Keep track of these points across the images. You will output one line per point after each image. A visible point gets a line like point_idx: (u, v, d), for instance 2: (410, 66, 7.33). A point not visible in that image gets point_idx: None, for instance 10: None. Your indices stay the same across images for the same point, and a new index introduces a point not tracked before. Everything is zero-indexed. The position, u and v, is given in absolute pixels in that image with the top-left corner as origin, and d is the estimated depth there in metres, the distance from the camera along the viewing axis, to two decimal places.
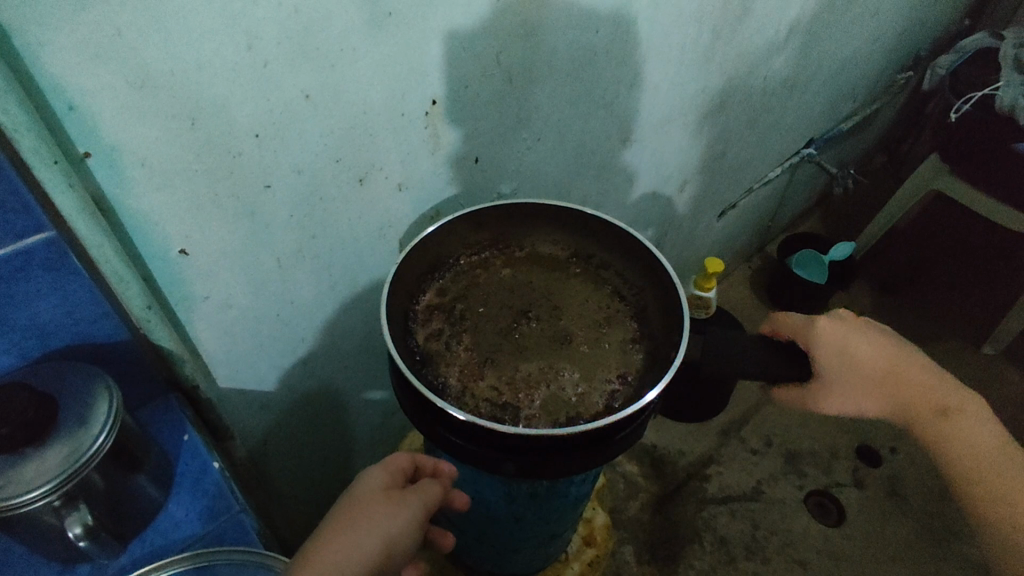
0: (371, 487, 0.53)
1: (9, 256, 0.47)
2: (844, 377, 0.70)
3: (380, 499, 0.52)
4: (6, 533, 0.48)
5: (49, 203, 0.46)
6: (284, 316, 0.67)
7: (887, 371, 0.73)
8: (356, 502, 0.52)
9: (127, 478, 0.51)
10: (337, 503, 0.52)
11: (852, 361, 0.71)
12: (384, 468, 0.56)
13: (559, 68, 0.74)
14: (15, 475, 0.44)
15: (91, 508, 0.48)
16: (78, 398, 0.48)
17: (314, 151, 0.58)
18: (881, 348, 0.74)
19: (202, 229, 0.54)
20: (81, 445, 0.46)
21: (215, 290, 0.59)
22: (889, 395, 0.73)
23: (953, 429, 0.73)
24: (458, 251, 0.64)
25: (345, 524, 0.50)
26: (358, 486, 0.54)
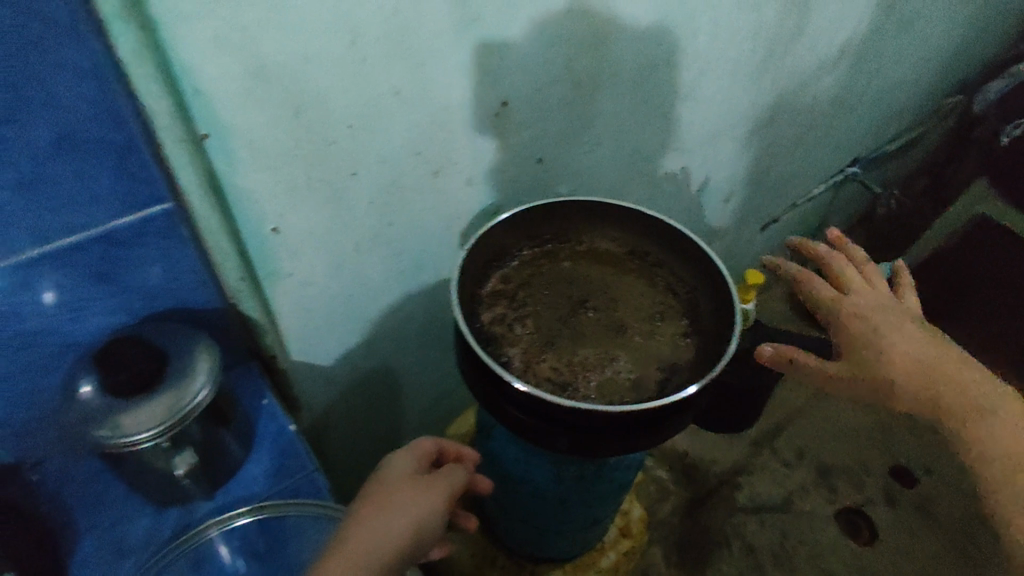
0: (397, 473, 0.57)
1: (131, 223, 0.51)
2: (898, 331, 0.64)
3: (407, 482, 0.56)
4: (115, 471, 0.53)
5: (172, 177, 0.51)
6: (355, 296, 0.72)
7: (965, 360, 0.64)
8: (384, 487, 0.56)
9: (217, 431, 0.56)
10: (365, 489, 0.56)
11: (911, 317, 0.67)
12: (408, 455, 0.60)
13: (621, 78, 0.78)
14: (125, 419, 0.49)
15: (192, 453, 0.53)
16: (180, 355, 0.53)
17: (397, 143, 0.63)
18: (959, 339, 0.67)
19: (293, 210, 0.59)
20: (183, 399, 0.51)
21: (298, 267, 0.64)
22: (978, 417, 0.61)
23: (981, 430, 0.60)
24: (522, 242, 0.68)
25: (376, 506, 0.53)
26: (385, 472, 0.58)
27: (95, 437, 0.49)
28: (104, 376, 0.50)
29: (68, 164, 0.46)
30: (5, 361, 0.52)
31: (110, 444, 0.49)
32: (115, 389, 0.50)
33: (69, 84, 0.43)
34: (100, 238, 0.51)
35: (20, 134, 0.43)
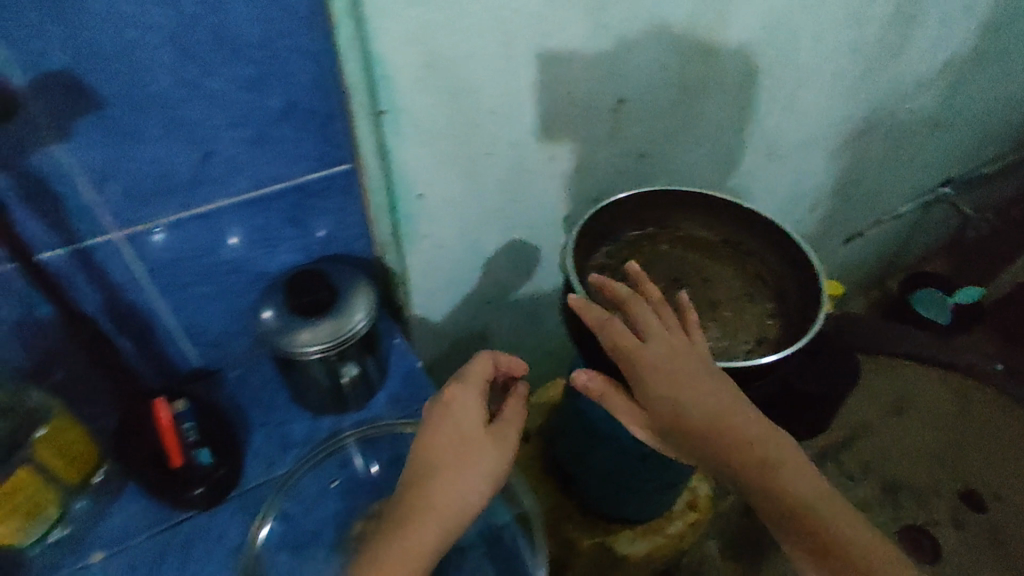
0: (466, 428, 0.56)
1: (321, 178, 0.62)
2: (684, 378, 0.56)
3: (480, 439, 0.56)
4: (286, 379, 0.65)
5: (354, 145, 0.62)
6: (473, 262, 0.82)
7: (725, 428, 0.55)
8: (458, 445, 0.55)
9: (370, 357, 0.67)
10: (430, 446, 0.55)
11: (646, 382, 0.56)
12: (472, 400, 0.57)
13: (724, 84, 0.85)
14: (299, 332, 0.60)
15: (355, 365, 0.65)
16: (344, 288, 0.64)
17: (525, 128, 0.72)
18: (707, 391, 0.55)
19: (437, 180, 0.70)
20: (348, 323, 0.62)
21: (433, 231, 0.75)
22: (772, 481, 0.55)
23: (776, 479, 0.55)
24: (625, 225, 0.75)
25: (452, 470, 0.54)
26: (451, 425, 0.56)
27: (275, 343, 0.60)
28: (291, 298, 0.62)
29: (287, 128, 0.56)
30: (213, 285, 0.62)
31: (292, 353, 0.60)
32: (297, 308, 0.61)
33: (302, 64, 0.53)
34: (295, 189, 0.61)
35: (260, 102, 0.53)
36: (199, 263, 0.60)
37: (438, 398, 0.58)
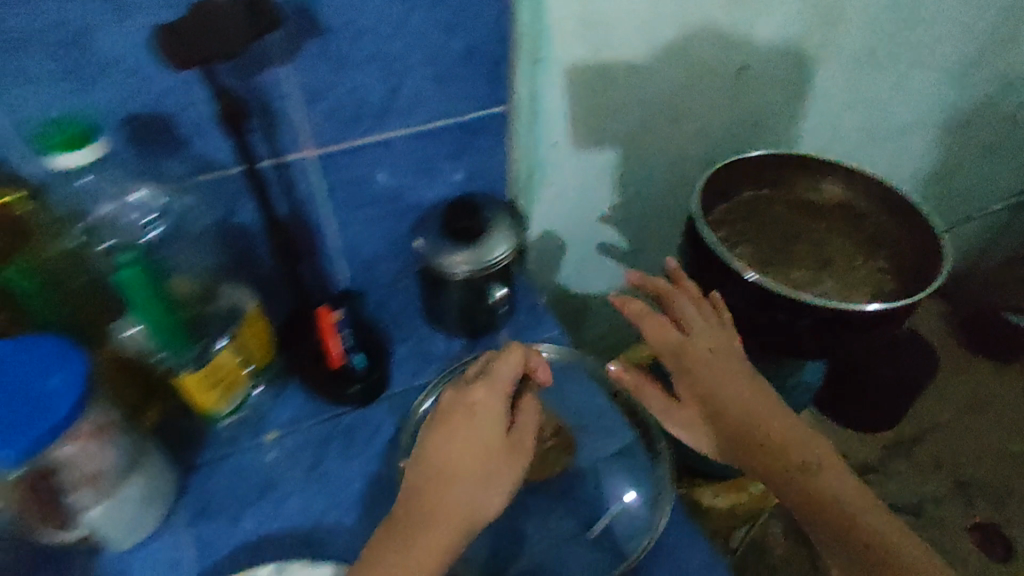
0: (492, 432, 0.54)
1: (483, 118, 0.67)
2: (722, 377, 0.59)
3: (501, 443, 0.54)
4: (432, 301, 0.72)
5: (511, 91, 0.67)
6: (586, 216, 0.88)
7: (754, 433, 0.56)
8: (480, 449, 0.53)
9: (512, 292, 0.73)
10: (454, 444, 0.53)
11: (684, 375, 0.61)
12: (496, 402, 0.55)
13: (841, 59, 0.88)
14: (441, 256, 0.66)
15: (501, 289, 0.70)
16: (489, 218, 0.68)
17: (655, 88, 0.77)
18: (739, 387, 0.59)
19: (570, 131, 0.75)
20: (491, 254, 0.66)
21: (558, 180, 0.80)
22: (813, 485, 0.53)
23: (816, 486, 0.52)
24: (743, 184, 0.79)
25: (474, 475, 0.52)
26: (475, 427, 0.54)
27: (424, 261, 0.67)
28: (446, 223, 0.68)
29: (465, 69, 0.62)
30: (376, 209, 0.69)
31: (443, 270, 0.66)
32: (445, 234, 0.67)
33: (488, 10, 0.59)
34: (459, 126, 0.66)
35: (447, 41, 0.59)
36: (369, 186, 0.66)
37: (458, 395, 0.56)
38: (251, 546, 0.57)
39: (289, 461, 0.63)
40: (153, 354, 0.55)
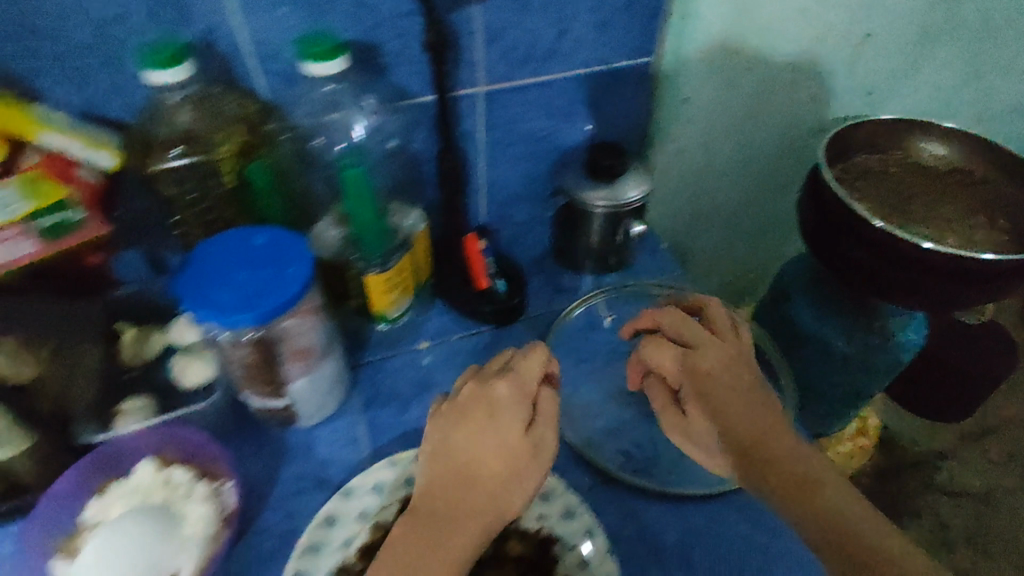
0: (509, 437, 0.51)
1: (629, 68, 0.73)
2: (731, 396, 0.55)
3: (522, 448, 0.51)
4: (567, 238, 0.78)
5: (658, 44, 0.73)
6: (703, 177, 0.91)
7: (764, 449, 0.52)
8: (496, 453, 0.50)
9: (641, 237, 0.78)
10: (467, 449, 0.51)
11: (692, 389, 0.56)
12: (519, 403, 0.52)
13: (962, 33, 0.90)
14: (576, 191, 0.73)
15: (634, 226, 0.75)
16: (621, 157, 0.74)
17: (782, 50, 0.81)
18: (748, 403, 0.55)
19: (701, 87, 0.80)
20: (623, 194, 0.72)
21: (682, 137, 0.85)
22: (810, 498, 0.49)
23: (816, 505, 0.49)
24: (861, 146, 0.83)
25: (492, 479, 0.50)
26: (490, 432, 0.51)
27: (565, 194, 0.75)
28: (586, 161, 0.74)
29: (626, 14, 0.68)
30: (525, 148, 0.76)
31: (580, 199, 0.73)
32: (587, 170, 0.74)
33: None
34: (609, 75, 0.72)
35: None
36: (523, 126, 0.73)
37: (479, 390, 0.53)
38: (416, 435, 0.65)
39: (443, 366, 0.71)
40: (354, 253, 0.63)
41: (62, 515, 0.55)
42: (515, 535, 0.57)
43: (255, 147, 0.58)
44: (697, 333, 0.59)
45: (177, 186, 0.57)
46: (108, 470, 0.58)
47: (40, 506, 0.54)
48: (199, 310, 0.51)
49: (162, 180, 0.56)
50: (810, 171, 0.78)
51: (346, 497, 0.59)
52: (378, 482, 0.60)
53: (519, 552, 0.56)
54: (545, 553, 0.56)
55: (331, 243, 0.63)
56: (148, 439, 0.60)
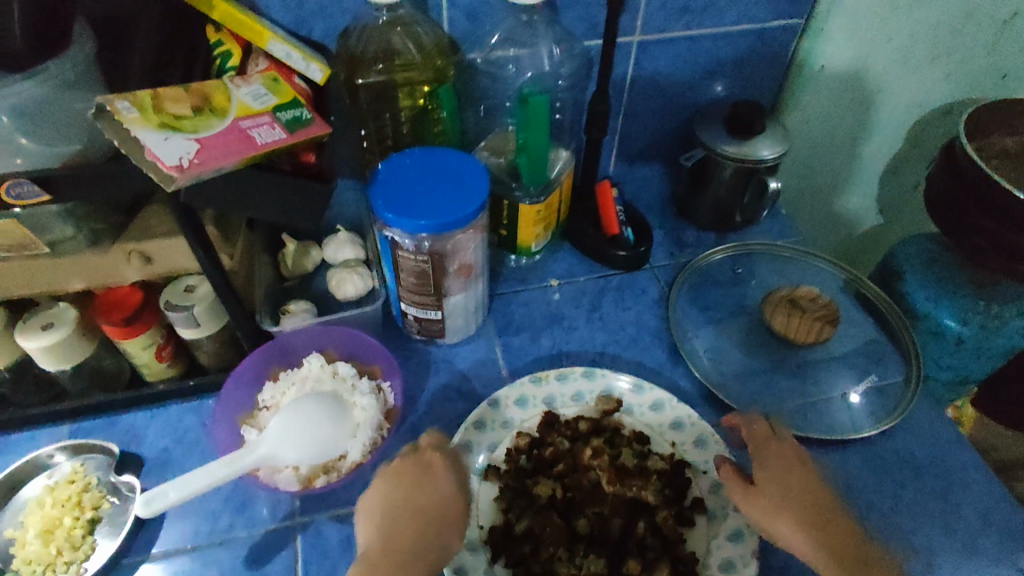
0: (432, 494, 0.53)
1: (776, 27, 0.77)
2: (796, 476, 0.55)
3: (442, 505, 0.53)
4: (694, 195, 0.80)
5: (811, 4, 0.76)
6: (824, 150, 0.89)
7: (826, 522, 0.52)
8: (422, 506, 0.52)
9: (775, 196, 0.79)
10: (393, 502, 0.52)
11: (773, 462, 0.56)
12: (455, 474, 0.55)
13: None
14: (711, 145, 0.74)
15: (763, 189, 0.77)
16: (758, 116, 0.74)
17: (924, 20, 0.75)
18: (809, 484, 0.55)
19: (838, 55, 0.79)
20: (757, 151, 0.73)
21: (810, 105, 0.85)
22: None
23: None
24: (1004, 128, 0.79)
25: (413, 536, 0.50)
26: (420, 488, 0.53)
27: (699, 149, 0.76)
28: (726, 118, 0.75)
29: None
30: (663, 99, 0.79)
31: (711, 149, 0.74)
32: (726, 127, 0.75)
33: None
34: (756, 33, 0.76)
35: None
36: (667, 77, 0.77)
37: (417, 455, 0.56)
38: (549, 359, 0.70)
39: (573, 303, 0.75)
40: (514, 181, 0.68)
41: (244, 396, 0.62)
42: (651, 454, 0.61)
43: (442, 74, 0.64)
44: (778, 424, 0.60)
45: (366, 103, 0.63)
46: (279, 360, 0.64)
47: (228, 384, 0.61)
48: (388, 213, 0.56)
49: (357, 98, 0.63)
50: (945, 142, 0.78)
51: (493, 406, 0.63)
52: (522, 395, 0.64)
53: (656, 469, 0.60)
54: (680, 474, 0.59)
55: (493, 166, 0.69)
56: (313, 336, 0.65)
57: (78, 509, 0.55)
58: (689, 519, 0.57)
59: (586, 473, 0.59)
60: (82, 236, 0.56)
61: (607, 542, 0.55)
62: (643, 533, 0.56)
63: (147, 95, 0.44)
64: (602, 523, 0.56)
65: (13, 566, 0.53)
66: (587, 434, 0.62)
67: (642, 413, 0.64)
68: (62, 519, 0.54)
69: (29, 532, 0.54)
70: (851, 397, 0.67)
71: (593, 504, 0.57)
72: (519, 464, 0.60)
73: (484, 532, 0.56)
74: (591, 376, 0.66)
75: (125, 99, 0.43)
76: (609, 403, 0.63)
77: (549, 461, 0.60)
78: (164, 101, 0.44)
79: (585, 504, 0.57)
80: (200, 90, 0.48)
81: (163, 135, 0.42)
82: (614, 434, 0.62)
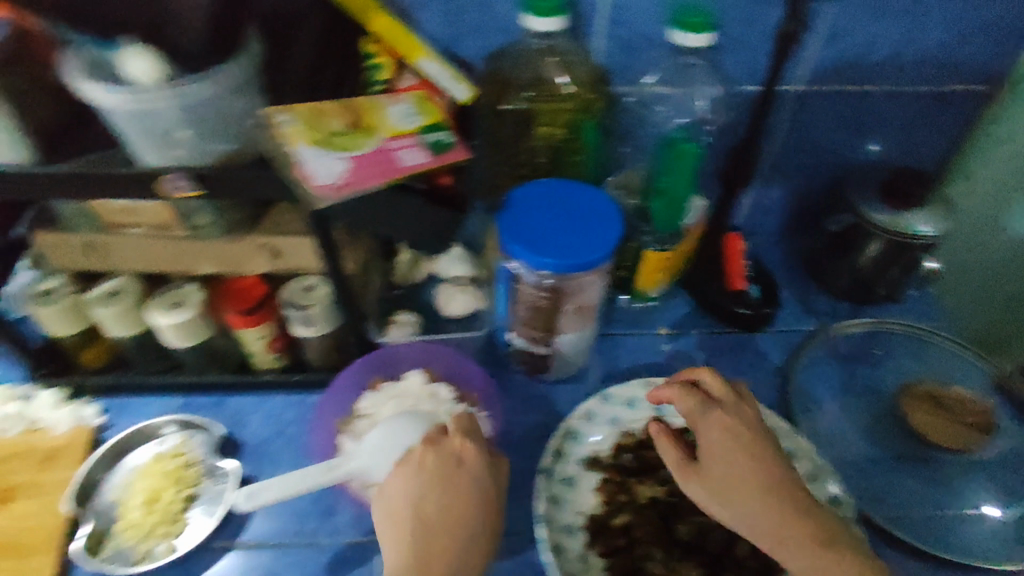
0: (411, 485, 0.50)
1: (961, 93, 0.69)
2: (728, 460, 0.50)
3: (447, 486, 0.50)
4: (833, 261, 0.74)
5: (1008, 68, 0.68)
6: (992, 234, 0.71)
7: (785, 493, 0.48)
8: (459, 508, 0.50)
9: (935, 275, 0.75)
10: (397, 509, 0.50)
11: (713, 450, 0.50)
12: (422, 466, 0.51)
13: None
14: (863, 212, 0.67)
15: (914, 266, 0.69)
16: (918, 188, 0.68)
17: None
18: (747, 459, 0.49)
19: None
20: (914, 227, 0.65)
21: (994, 165, 0.68)
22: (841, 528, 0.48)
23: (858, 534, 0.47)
24: None
25: (454, 533, 0.49)
26: (424, 479, 0.50)
27: (848, 215, 0.69)
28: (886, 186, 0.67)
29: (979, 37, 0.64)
30: (813, 155, 0.74)
31: (863, 217, 0.67)
32: (883, 196, 0.67)
33: None
34: (934, 95, 0.69)
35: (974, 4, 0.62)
36: (821, 131, 0.71)
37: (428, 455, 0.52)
38: None
39: (684, 356, 0.71)
40: (642, 225, 0.65)
41: (342, 403, 0.62)
42: None
43: (590, 106, 0.62)
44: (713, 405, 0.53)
45: (508, 130, 0.62)
46: (381, 370, 0.64)
47: (335, 384, 0.62)
48: (514, 244, 0.55)
49: (498, 127, 0.62)
50: None
51: (588, 419, 0.62)
52: (633, 397, 0.64)
53: None
54: None
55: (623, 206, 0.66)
56: (418, 352, 0.66)
57: (178, 484, 0.57)
58: None
59: None
60: (220, 223, 0.58)
61: (705, 555, 0.53)
62: (744, 553, 0.53)
63: (313, 113, 0.48)
64: (704, 532, 0.54)
65: (115, 528, 0.55)
66: (696, 446, 0.60)
67: None
68: (165, 490, 0.56)
69: (135, 497, 0.56)
70: (989, 512, 0.60)
71: (696, 513, 0.55)
72: (623, 464, 0.60)
73: (584, 518, 0.56)
74: None
75: (287, 111, 0.48)
76: (721, 420, 0.63)
77: (654, 464, 0.59)
78: (323, 117, 0.48)
79: (688, 512, 0.55)
80: (358, 106, 0.49)
81: (315, 151, 0.45)
82: None
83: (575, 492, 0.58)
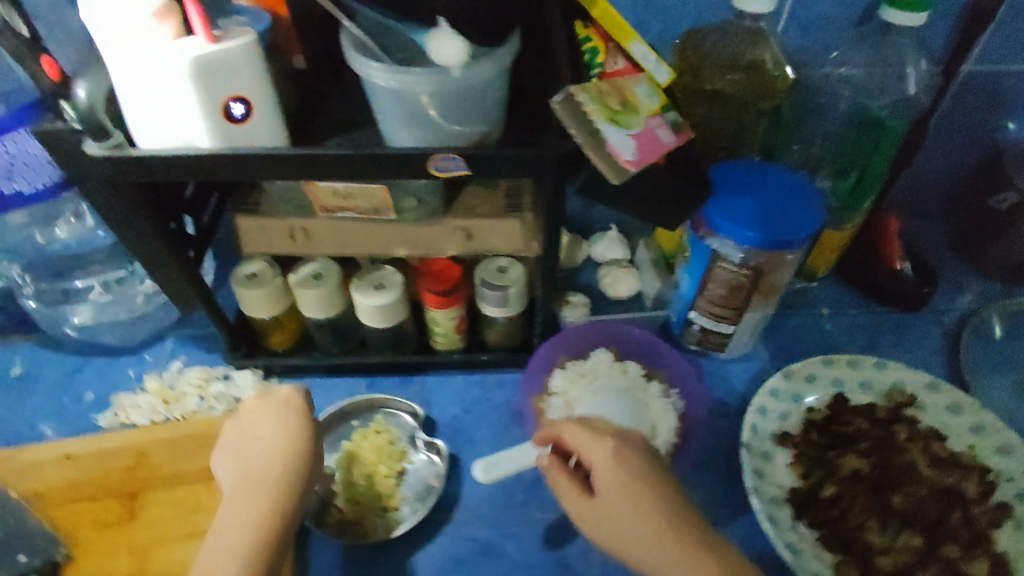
0: (269, 443, 0.51)
1: None
2: (618, 498, 0.46)
3: (292, 444, 0.51)
4: (985, 244, 0.76)
5: None
6: None
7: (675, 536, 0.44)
8: (275, 484, 0.49)
9: None
10: (249, 463, 0.51)
11: (610, 493, 0.46)
12: (267, 423, 0.53)
13: None
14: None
15: None
16: None
17: None
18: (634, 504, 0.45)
19: None
20: None
21: None
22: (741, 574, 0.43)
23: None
24: None
25: (265, 511, 0.47)
26: (273, 431, 0.52)
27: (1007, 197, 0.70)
28: None
29: None
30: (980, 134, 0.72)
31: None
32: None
33: None
34: None
35: None
36: (991, 109, 0.69)
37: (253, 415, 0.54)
38: None
39: (848, 336, 0.72)
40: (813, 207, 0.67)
41: (535, 380, 0.65)
42: (959, 452, 0.60)
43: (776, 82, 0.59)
44: (596, 441, 0.48)
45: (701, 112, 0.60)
46: (564, 349, 0.66)
47: (530, 364, 0.65)
48: (725, 223, 0.56)
49: (694, 111, 0.60)
50: None
51: (772, 395, 0.64)
52: (812, 373, 0.66)
53: (969, 462, 0.59)
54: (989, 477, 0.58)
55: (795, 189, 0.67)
56: (593, 332, 0.67)
57: (390, 460, 0.59)
58: (1001, 523, 0.55)
59: (896, 455, 0.59)
60: (424, 207, 0.60)
61: (921, 523, 0.55)
62: (958, 523, 0.55)
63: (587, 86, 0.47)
64: (918, 504, 0.56)
65: (337, 502, 0.58)
66: (886, 420, 0.62)
67: (938, 413, 0.63)
68: (379, 465, 0.59)
69: (355, 475, 0.58)
70: None
71: (907, 485, 0.57)
72: (815, 440, 0.61)
73: (786, 491, 0.59)
74: (884, 367, 0.66)
75: (582, 90, 0.46)
76: (903, 396, 0.64)
77: (848, 438, 0.61)
78: (604, 96, 0.47)
79: (900, 484, 0.57)
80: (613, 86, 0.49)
81: (620, 134, 0.46)
82: (911, 424, 0.62)
83: (773, 466, 0.60)
